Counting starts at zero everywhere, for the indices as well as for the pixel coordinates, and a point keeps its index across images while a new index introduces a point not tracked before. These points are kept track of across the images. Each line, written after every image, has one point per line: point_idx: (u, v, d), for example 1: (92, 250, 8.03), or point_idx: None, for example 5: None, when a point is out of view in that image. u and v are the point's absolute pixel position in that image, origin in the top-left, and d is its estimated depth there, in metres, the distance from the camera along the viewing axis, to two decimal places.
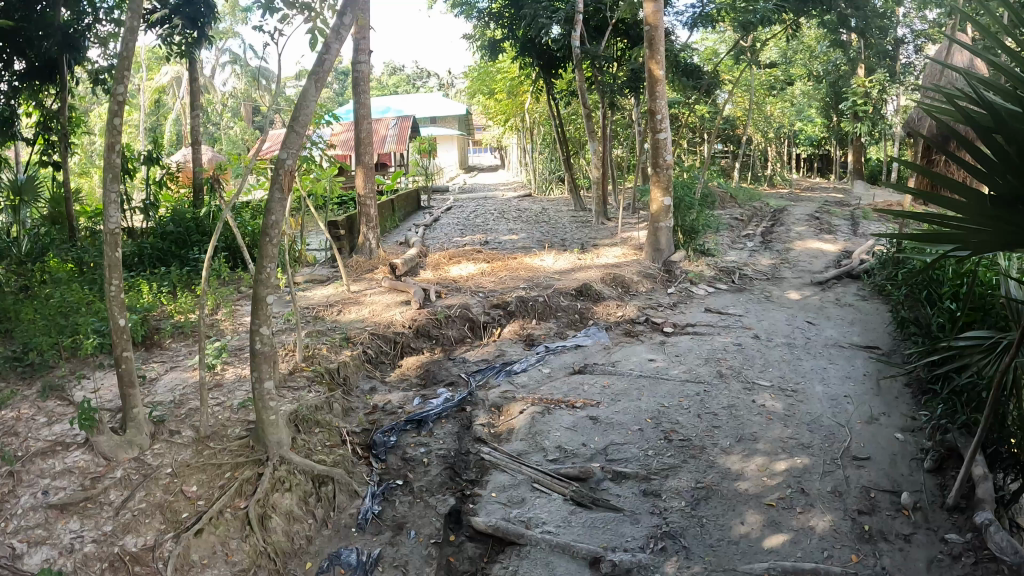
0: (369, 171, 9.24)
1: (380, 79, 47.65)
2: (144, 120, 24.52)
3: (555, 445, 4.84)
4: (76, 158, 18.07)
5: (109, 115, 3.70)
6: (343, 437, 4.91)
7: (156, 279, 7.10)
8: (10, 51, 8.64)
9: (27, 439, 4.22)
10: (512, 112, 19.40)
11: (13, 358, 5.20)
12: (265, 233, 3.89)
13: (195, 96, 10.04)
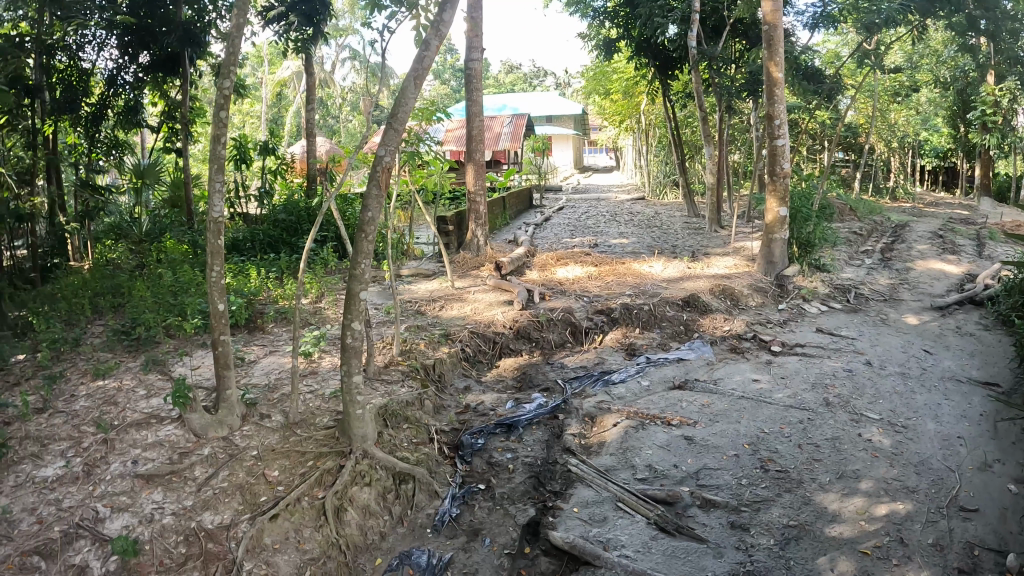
0: (480, 168, 9.28)
1: (501, 77, 48.06)
2: (267, 112, 25.76)
3: (645, 464, 4.67)
4: (201, 147, 19.31)
5: (216, 108, 3.85)
6: (431, 435, 4.94)
7: (264, 267, 7.48)
8: (138, 45, 9.75)
9: (126, 411, 4.49)
10: (628, 113, 19.10)
11: (122, 330, 5.76)
12: (361, 229, 3.93)
13: (313, 91, 10.46)
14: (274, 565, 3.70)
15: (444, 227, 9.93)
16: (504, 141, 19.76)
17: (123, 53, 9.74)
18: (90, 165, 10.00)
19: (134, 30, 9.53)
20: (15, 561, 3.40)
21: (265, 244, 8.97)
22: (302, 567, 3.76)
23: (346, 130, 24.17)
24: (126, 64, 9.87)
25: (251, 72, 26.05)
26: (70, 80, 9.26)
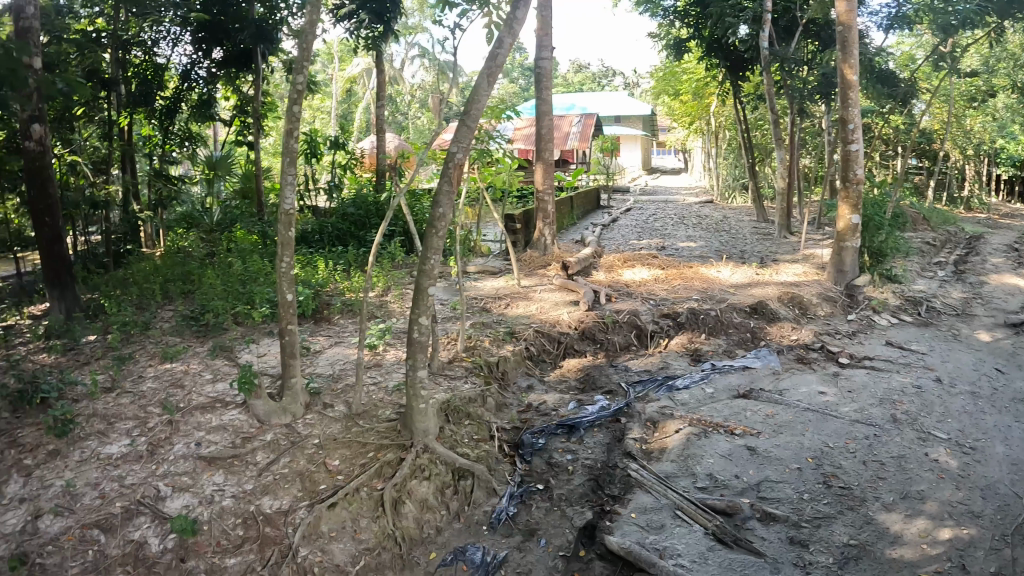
0: (549, 167, 9.22)
1: (568, 76, 47.89)
2: (337, 109, 26.19)
3: (706, 473, 4.55)
4: (271, 140, 19.85)
5: (290, 102, 3.90)
6: (492, 432, 4.93)
7: (331, 259, 7.59)
8: (212, 41, 10.00)
9: (191, 394, 4.61)
10: (697, 116, 18.80)
11: (191, 316, 5.98)
12: (432, 224, 3.94)
13: (382, 88, 10.62)
14: (329, 553, 3.73)
15: (512, 225, 9.93)
16: (572, 141, 19.68)
17: (197, 49, 10.01)
18: (164, 157, 10.40)
19: (207, 26, 9.77)
20: (76, 532, 3.52)
21: (333, 236, 9.12)
22: (357, 556, 3.78)
23: (413, 127, 24.39)
24: (200, 60, 10.17)
25: (322, 69, 26.55)
26: (144, 74, 9.75)
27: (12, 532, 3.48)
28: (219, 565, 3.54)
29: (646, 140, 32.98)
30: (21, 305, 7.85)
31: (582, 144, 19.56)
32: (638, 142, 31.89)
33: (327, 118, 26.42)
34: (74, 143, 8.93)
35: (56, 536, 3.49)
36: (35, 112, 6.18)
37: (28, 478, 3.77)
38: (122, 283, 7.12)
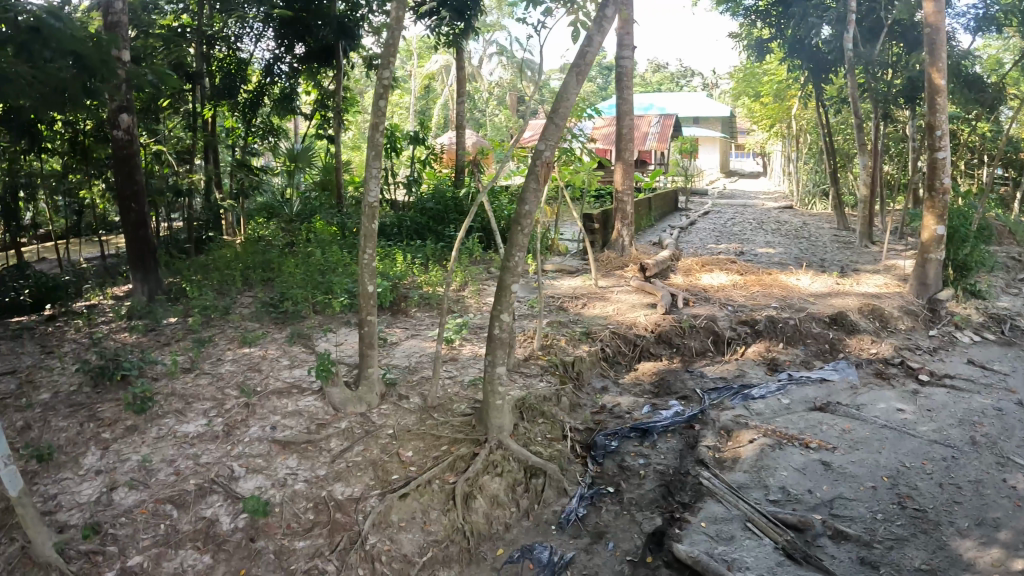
0: (629, 167, 9.13)
1: (646, 75, 47.33)
2: (416, 104, 26.59)
3: (778, 486, 4.42)
4: (351, 134, 20.41)
5: (376, 97, 3.98)
6: (565, 432, 4.94)
7: (410, 252, 7.71)
8: (294, 37, 10.24)
9: (268, 378, 4.94)
10: (778, 118, 18.35)
11: (271, 303, 6.28)
12: (518, 222, 3.98)
13: (462, 83, 10.84)
14: (397, 542, 3.83)
15: (590, 225, 9.88)
16: (650, 141, 19.42)
17: (280, 44, 10.31)
18: (248, 148, 10.94)
19: (289, 21, 10.01)
20: (149, 506, 3.79)
21: (411, 230, 9.26)
22: (425, 547, 3.86)
23: (490, 123, 24.56)
24: (282, 55, 10.46)
25: (403, 65, 27.04)
26: (228, 69, 10.04)
27: (91, 502, 3.82)
28: (288, 547, 3.68)
29: (724, 141, 32.33)
30: (107, 285, 8.62)
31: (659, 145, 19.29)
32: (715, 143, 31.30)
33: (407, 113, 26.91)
34: (160, 134, 9.62)
35: (130, 508, 3.78)
36: (124, 103, 6.57)
37: (108, 450, 4.18)
38: (203, 268, 7.73)
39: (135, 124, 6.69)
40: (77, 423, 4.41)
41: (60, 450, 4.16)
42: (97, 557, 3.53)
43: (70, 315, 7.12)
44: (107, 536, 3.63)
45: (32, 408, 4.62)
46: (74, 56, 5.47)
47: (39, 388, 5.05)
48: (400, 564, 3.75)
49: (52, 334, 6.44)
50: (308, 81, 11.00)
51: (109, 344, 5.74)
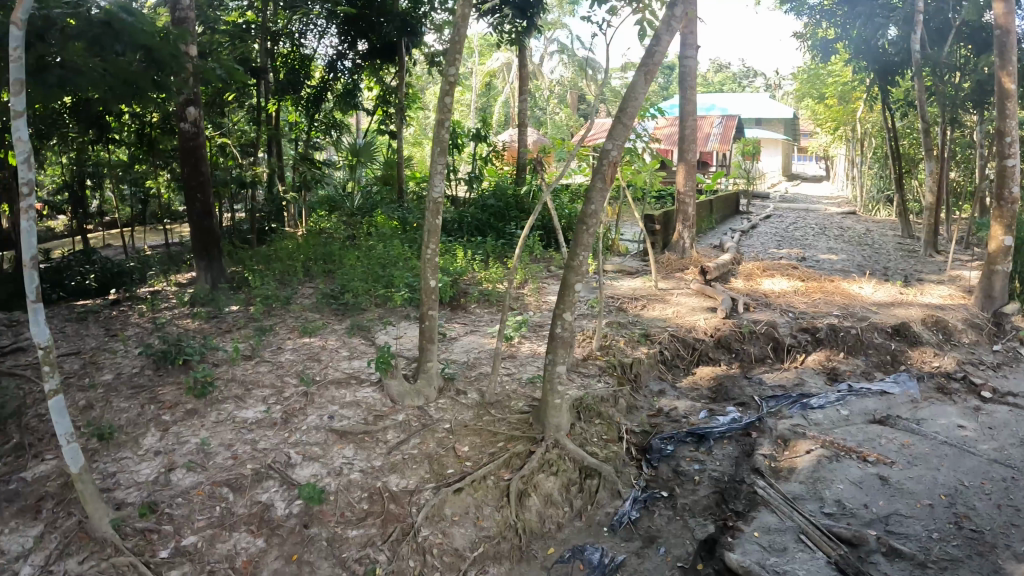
0: (692, 169, 9.05)
1: (709, 75, 46.71)
2: (477, 102, 26.86)
3: (834, 498, 4.32)
4: (412, 130, 20.81)
5: (442, 93, 4.13)
6: (621, 434, 4.92)
7: (471, 249, 7.94)
8: (357, 34, 10.65)
9: (327, 368, 5.22)
10: (842, 121, 17.96)
11: (331, 295, 6.71)
12: (583, 221, 4.01)
13: (523, 81, 10.97)
14: (449, 536, 3.88)
15: (651, 226, 9.82)
16: (712, 142, 19.18)
17: (342, 40, 10.73)
18: (310, 142, 11.39)
19: (352, 19, 10.43)
20: (206, 488, 3.94)
21: (473, 226, 9.54)
22: (477, 542, 3.91)
23: (549, 122, 24.60)
24: (345, 51, 10.86)
25: (466, 63, 27.37)
26: (293, 65, 10.49)
27: (149, 482, 3.99)
28: (340, 535, 3.76)
29: (787, 144, 31.70)
30: (171, 273, 9.05)
31: (721, 146, 19.03)
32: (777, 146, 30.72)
33: (467, 110, 27.16)
34: (224, 128, 10.20)
35: (188, 489, 3.95)
36: (190, 97, 6.93)
37: (167, 433, 4.40)
38: (264, 257, 8.26)
39: (202, 116, 7.06)
40: (139, 405, 4.67)
41: (120, 430, 4.39)
42: (153, 535, 3.67)
43: (134, 301, 7.66)
44: (164, 515, 3.78)
45: (95, 388, 4.91)
46: (145, 50, 5.63)
47: (102, 368, 5.32)
48: (451, 557, 3.80)
49: (118, 318, 6.88)
50: (370, 77, 11.39)
51: (173, 328, 6.17)
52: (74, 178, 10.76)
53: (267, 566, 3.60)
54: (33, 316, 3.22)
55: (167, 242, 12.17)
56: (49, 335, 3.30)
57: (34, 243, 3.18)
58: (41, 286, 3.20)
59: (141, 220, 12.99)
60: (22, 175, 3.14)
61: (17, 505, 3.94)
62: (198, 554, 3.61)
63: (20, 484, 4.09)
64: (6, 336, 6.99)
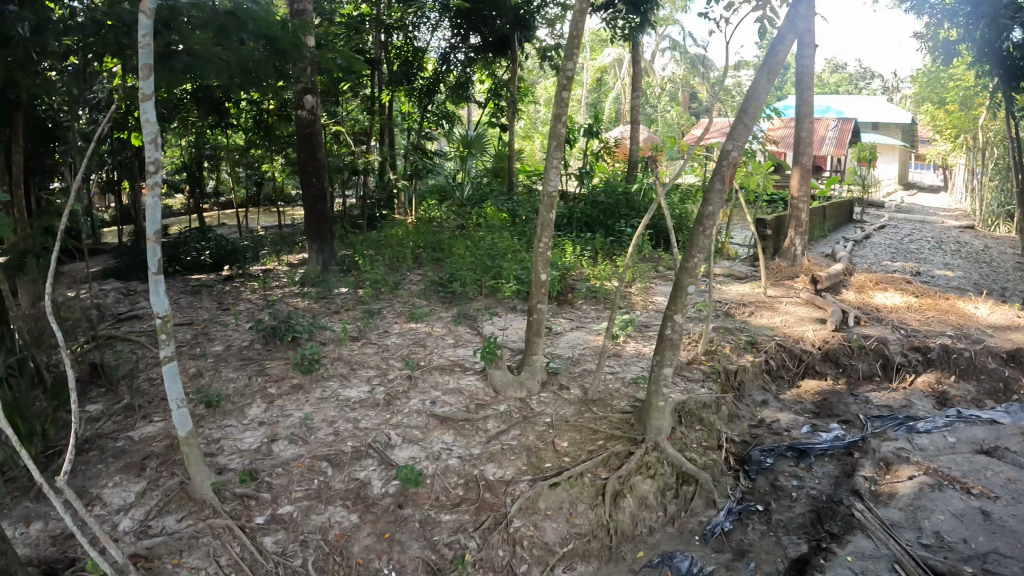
0: (806, 174, 8.78)
1: (827, 76, 45.03)
2: (588, 97, 26.87)
3: (933, 529, 4.06)
4: (523, 123, 21.08)
5: (559, 89, 4.21)
6: (721, 442, 4.86)
7: (580, 245, 8.10)
8: (469, 27, 10.77)
9: (432, 353, 5.50)
10: (962, 128, 17.01)
11: (439, 282, 7.00)
12: (700, 222, 3.97)
13: (635, 77, 10.92)
14: (541, 529, 3.91)
15: (762, 230, 9.56)
16: (827, 146, 18.55)
17: (454, 34, 10.92)
18: (422, 132, 11.87)
19: (465, 13, 10.52)
20: (306, 463, 4.15)
21: (582, 223, 9.71)
22: (567, 538, 3.93)
23: (660, 119, 24.29)
24: (458, 45, 11.05)
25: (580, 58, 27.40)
26: (405, 57, 10.87)
27: (252, 450, 4.26)
28: (433, 518, 3.86)
29: (906, 151, 30.25)
30: (283, 253, 9.35)
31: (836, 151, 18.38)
32: (896, 152, 29.31)
33: (578, 105, 27.13)
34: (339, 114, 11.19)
35: (288, 461, 4.19)
36: (308, 85, 7.54)
37: (272, 405, 4.74)
38: (376, 243, 8.72)
39: (317, 103, 7.70)
40: (246, 375, 5.09)
41: (227, 399, 4.77)
42: (249, 501, 3.87)
43: (246, 278, 8.10)
44: (262, 483, 3.99)
45: (205, 357, 5.44)
46: (268, 39, 5.88)
47: (212, 339, 5.89)
48: (540, 551, 3.84)
49: (229, 293, 7.48)
50: (482, 70, 11.54)
51: (284, 305, 6.77)
52: (194, 161, 11.49)
53: (359, 541, 3.70)
54: (153, 287, 3.34)
55: (279, 222, 12.78)
56: (166, 305, 3.41)
57: (159, 217, 3.34)
58: (162, 259, 3.33)
59: (256, 201, 13.55)
60: (150, 154, 3.29)
61: (126, 459, 4.33)
62: (294, 523, 3.78)
63: (128, 443, 4.51)
64: (123, 305, 7.46)
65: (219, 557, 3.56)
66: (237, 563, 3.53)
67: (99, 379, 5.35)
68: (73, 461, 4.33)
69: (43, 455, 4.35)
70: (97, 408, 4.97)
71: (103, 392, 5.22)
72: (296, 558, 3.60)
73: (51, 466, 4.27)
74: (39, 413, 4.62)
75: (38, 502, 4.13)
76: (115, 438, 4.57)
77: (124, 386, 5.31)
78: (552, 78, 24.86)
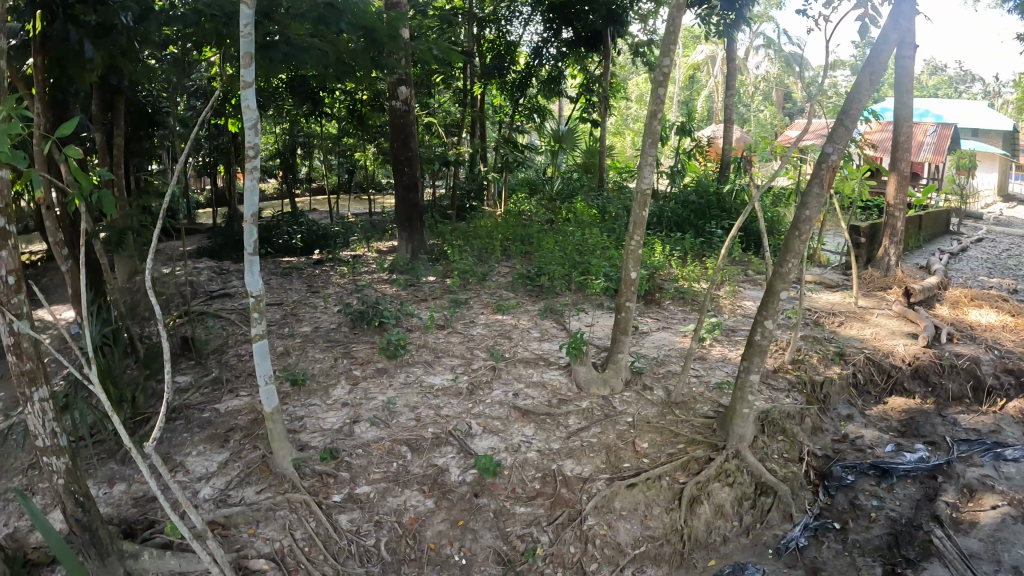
0: (903, 181, 8.37)
1: (932, 80, 43.05)
2: (680, 95, 26.45)
3: (1012, 564, 3.78)
4: (613, 120, 21.02)
5: (656, 86, 4.17)
6: (802, 454, 4.76)
7: (670, 244, 8.03)
8: (562, 21, 10.74)
9: (517, 346, 5.56)
10: None
11: (528, 276, 7.07)
12: (795, 227, 3.88)
13: (730, 76, 10.70)
14: (614, 529, 3.90)
15: (855, 238, 9.24)
16: (924, 152, 17.76)
17: (547, 28, 10.94)
18: (514, 125, 11.95)
19: (558, 8, 10.53)
20: (386, 446, 4.28)
21: (672, 223, 9.60)
22: (640, 540, 3.90)
23: (754, 119, 23.72)
24: (550, 39, 11.06)
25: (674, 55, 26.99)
26: (497, 49, 11.06)
27: (335, 430, 4.43)
28: (508, 510, 3.89)
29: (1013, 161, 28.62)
30: (373, 240, 9.53)
31: (935, 157, 17.60)
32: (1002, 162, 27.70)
33: (669, 102, 26.78)
34: (431, 107, 11.57)
35: (369, 442, 4.32)
36: (401, 77, 7.68)
37: (356, 386, 4.95)
38: (465, 234, 8.88)
39: (411, 94, 7.84)
40: (332, 357, 5.35)
41: (314, 379, 5.00)
42: (328, 479, 3.99)
43: (335, 262, 8.34)
44: (342, 462, 4.13)
45: (294, 337, 5.75)
46: (365, 30, 5.99)
47: (301, 320, 6.17)
48: (612, 551, 3.82)
49: (319, 277, 7.71)
50: (575, 65, 11.52)
51: (372, 291, 6.97)
52: (288, 148, 11.89)
53: (432, 526, 3.77)
54: (248, 266, 3.46)
55: (369, 209, 13.11)
56: (260, 284, 3.52)
57: (257, 200, 3.45)
58: (258, 240, 3.44)
59: (347, 188, 13.87)
60: (250, 139, 3.40)
61: (211, 430, 4.52)
62: (369, 503, 3.88)
63: (214, 414, 4.71)
64: (216, 284, 7.77)
65: (295, 530, 3.67)
66: (311, 537, 3.63)
67: (189, 353, 5.58)
68: (162, 428, 4.56)
69: (133, 421, 4.57)
70: (186, 380, 5.20)
71: (193, 364, 5.46)
72: (370, 537, 3.70)
73: (139, 431, 4.48)
74: (132, 380, 4.85)
75: (124, 464, 4.34)
76: (201, 409, 4.78)
77: (213, 360, 5.53)
78: (644, 75, 24.60)
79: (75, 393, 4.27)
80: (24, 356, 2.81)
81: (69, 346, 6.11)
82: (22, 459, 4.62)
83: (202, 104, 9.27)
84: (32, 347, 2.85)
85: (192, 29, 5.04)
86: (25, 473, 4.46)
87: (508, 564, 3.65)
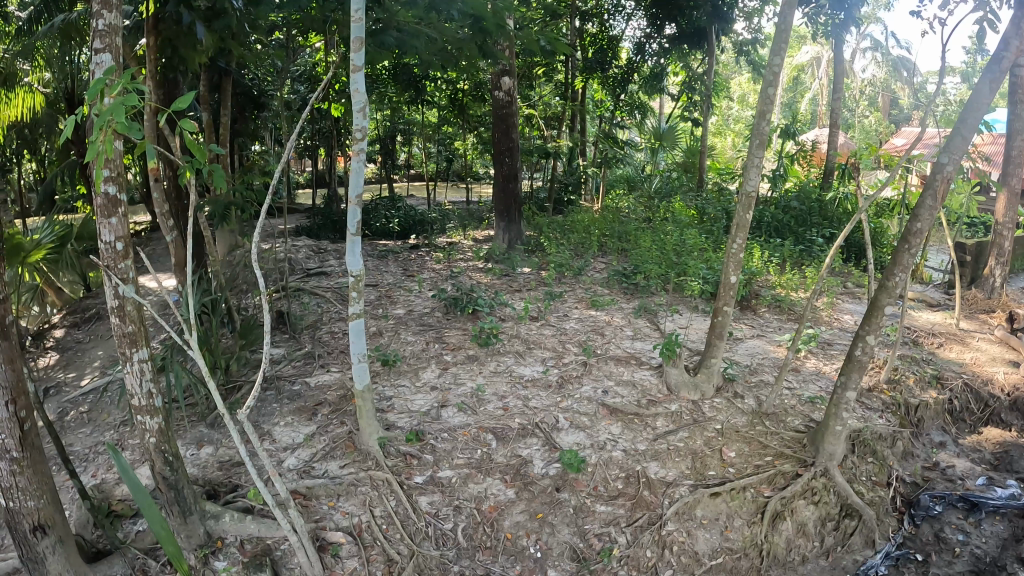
0: (1014, 198, 7.82)
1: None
2: (785, 96, 25.76)
3: None
4: (716, 120, 20.84)
5: (765, 85, 4.04)
6: (890, 479, 4.54)
7: (769, 251, 7.84)
8: (665, 18, 10.47)
9: (610, 343, 5.53)
10: None
11: (623, 274, 7.03)
12: (905, 240, 3.68)
13: (838, 79, 10.30)
14: (693, 537, 3.82)
15: (960, 255, 8.77)
16: None
17: (651, 23, 10.70)
18: (614, 121, 11.86)
19: (662, 4, 10.25)
20: (471, 432, 4.34)
21: (772, 227, 9.34)
22: (718, 551, 3.81)
23: (858, 124, 22.80)
24: (653, 34, 10.82)
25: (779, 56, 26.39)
26: (599, 44, 11.01)
27: (422, 413, 4.52)
28: (589, 506, 3.87)
29: None
30: (469, 227, 9.63)
31: None
32: None
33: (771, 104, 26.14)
34: (533, 100, 11.73)
35: (454, 428, 4.39)
36: (505, 68, 7.73)
37: (445, 371, 5.05)
38: (559, 227, 8.96)
39: (515, 86, 7.90)
40: (423, 341, 5.47)
41: (404, 361, 5.14)
42: (411, 460, 4.07)
43: (431, 248, 8.48)
44: (426, 445, 4.20)
45: (387, 319, 5.89)
46: (473, 19, 6.01)
47: (395, 302, 6.32)
48: (688, 559, 3.74)
49: (415, 261, 7.87)
50: (678, 62, 11.36)
51: (466, 279, 7.05)
52: (389, 134, 12.17)
53: (511, 516, 3.80)
54: (349, 247, 3.53)
55: (466, 198, 13.29)
56: (360, 265, 3.60)
57: (362, 182, 3.51)
58: (361, 221, 3.51)
59: (446, 177, 14.07)
60: (358, 122, 3.48)
61: (300, 403, 4.68)
62: (450, 488, 3.94)
63: (304, 387, 4.88)
64: (313, 262, 8.03)
65: (374, 507, 3.75)
66: (389, 516, 3.70)
67: (283, 327, 5.78)
68: (253, 398, 4.74)
69: (225, 387, 4.77)
70: (280, 352, 5.39)
71: (287, 338, 5.65)
72: (448, 521, 3.74)
73: (231, 398, 4.67)
74: (228, 348, 5.06)
75: (213, 429, 4.54)
76: (293, 381, 4.95)
77: (306, 335, 5.71)
78: (746, 75, 24.12)
79: (172, 357, 4.49)
80: (127, 319, 2.96)
81: (170, 312, 6.43)
82: (116, 416, 4.89)
83: (309, 88, 9.56)
84: (136, 311, 2.99)
85: (299, 15, 5.18)
86: (118, 429, 4.72)
87: (583, 562, 3.63)
